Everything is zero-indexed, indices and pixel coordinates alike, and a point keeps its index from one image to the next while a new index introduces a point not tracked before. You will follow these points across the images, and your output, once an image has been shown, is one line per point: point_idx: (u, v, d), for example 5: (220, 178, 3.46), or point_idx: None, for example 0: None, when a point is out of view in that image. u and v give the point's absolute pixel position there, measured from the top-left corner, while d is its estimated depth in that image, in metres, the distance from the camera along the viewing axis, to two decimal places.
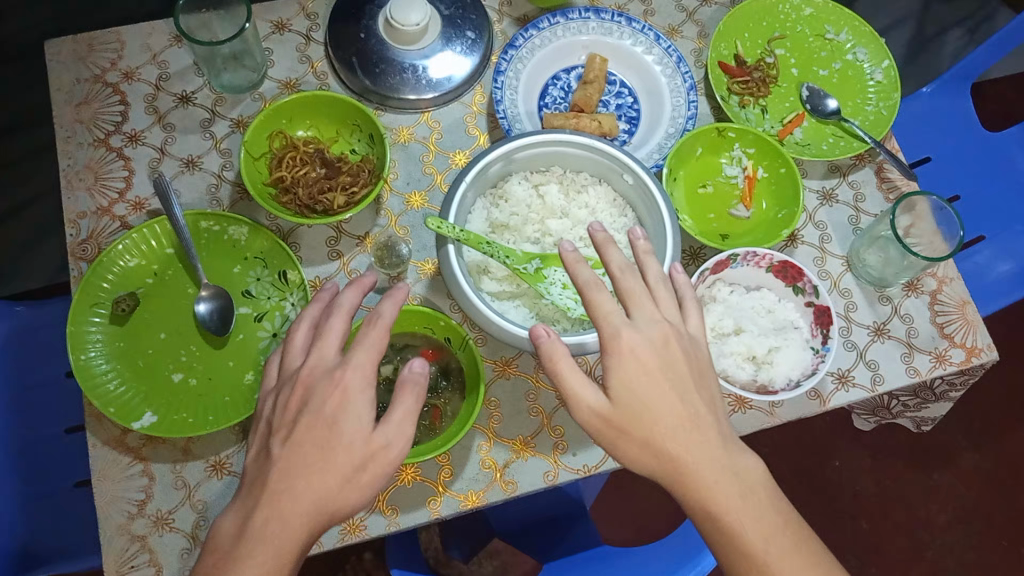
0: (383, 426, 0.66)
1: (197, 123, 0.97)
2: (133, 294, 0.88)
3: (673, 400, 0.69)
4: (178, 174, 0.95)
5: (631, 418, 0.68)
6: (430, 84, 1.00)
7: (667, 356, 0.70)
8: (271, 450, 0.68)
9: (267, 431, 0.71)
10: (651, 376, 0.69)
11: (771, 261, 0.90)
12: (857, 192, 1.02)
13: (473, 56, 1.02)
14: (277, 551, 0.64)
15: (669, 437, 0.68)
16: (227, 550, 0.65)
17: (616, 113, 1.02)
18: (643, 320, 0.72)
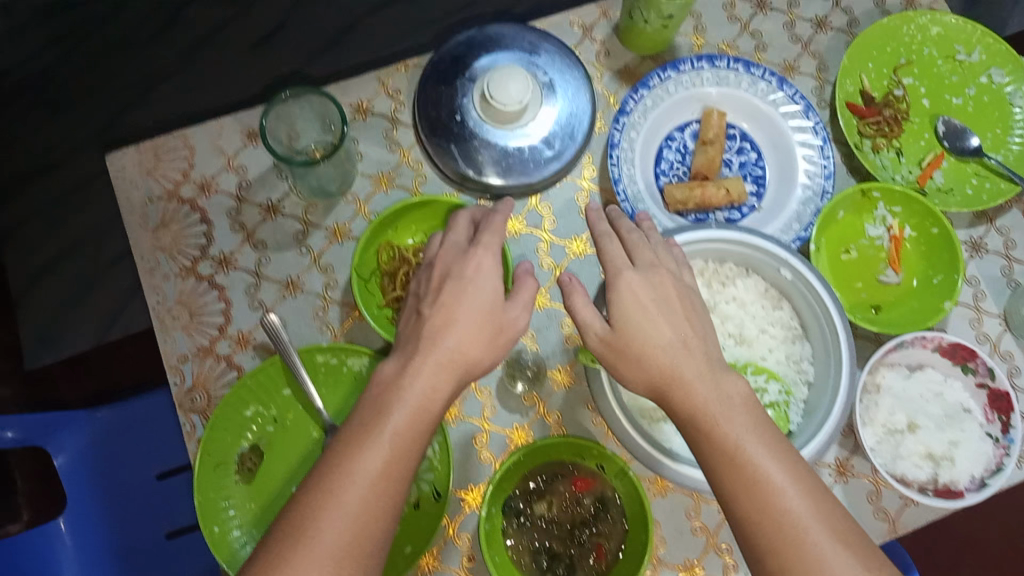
0: (512, 303, 0.70)
1: (291, 237, 0.88)
2: (257, 447, 0.81)
3: (671, 326, 0.66)
4: (280, 300, 0.86)
5: (630, 354, 0.66)
6: (537, 166, 0.90)
7: (662, 285, 0.69)
8: (422, 312, 0.68)
9: (413, 307, 0.71)
10: (649, 308, 0.67)
11: (940, 342, 0.83)
12: (1006, 238, 0.94)
13: (579, 127, 0.91)
14: (428, 400, 0.62)
15: (663, 355, 0.65)
16: (386, 391, 0.62)
17: (741, 174, 0.93)
18: (644, 257, 0.72)
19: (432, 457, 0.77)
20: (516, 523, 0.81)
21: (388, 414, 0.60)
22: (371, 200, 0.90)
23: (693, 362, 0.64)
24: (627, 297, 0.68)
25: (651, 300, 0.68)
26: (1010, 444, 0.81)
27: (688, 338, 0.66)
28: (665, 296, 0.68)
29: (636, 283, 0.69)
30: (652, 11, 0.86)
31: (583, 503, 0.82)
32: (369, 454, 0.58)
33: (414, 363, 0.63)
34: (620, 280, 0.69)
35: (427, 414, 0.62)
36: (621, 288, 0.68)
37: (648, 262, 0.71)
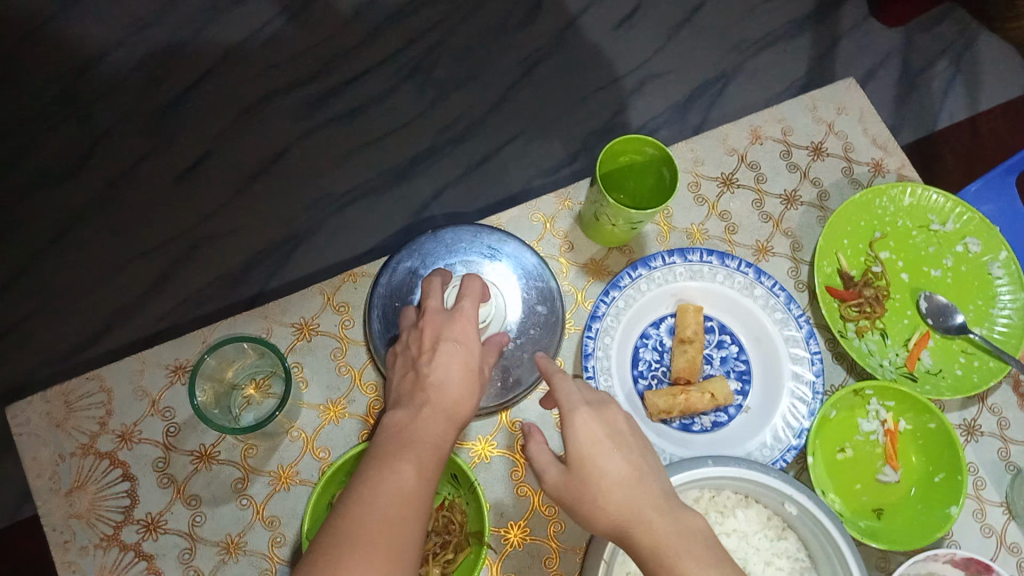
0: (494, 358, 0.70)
1: (228, 488, 0.77)
2: None
3: (626, 462, 0.64)
4: (219, 565, 0.74)
5: (582, 495, 0.64)
6: (508, 385, 0.82)
7: (611, 414, 0.68)
8: (418, 370, 0.68)
9: (404, 365, 0.71)
10: (604, 442, 0.65)
11: (952, 556, 0.76)
12: (999, 416, 0.90)
13: (549, 337, 0.84)
14: (441, 443, 0.63)
15: (617, 489, 0.63)
16: (399, 434, 0.62)
17: (724, 371, 0.88)
18: (591, 391, 0.70)
19: None
20: None
21: (409, 446, 0.61)
22: (319, 434, 0.80)
23: (652, 500, 0.63)
24: (583, 430, 0.66)
25: (605, 434, 0.66)
26: None
27: (639, 473, 0.64)
28: (618, 429, 0.67)
29: (591, 418, 0.67)
30: (620, 218, 0.81)
31: None
32: (394, 478, 0.58)
33: (425, 411, 0.64)
34: (575, 416, 0.66)
35: (440, 452, 0.62)
36: (575, 424, 0.66)
37: (597, 397, 0.70)
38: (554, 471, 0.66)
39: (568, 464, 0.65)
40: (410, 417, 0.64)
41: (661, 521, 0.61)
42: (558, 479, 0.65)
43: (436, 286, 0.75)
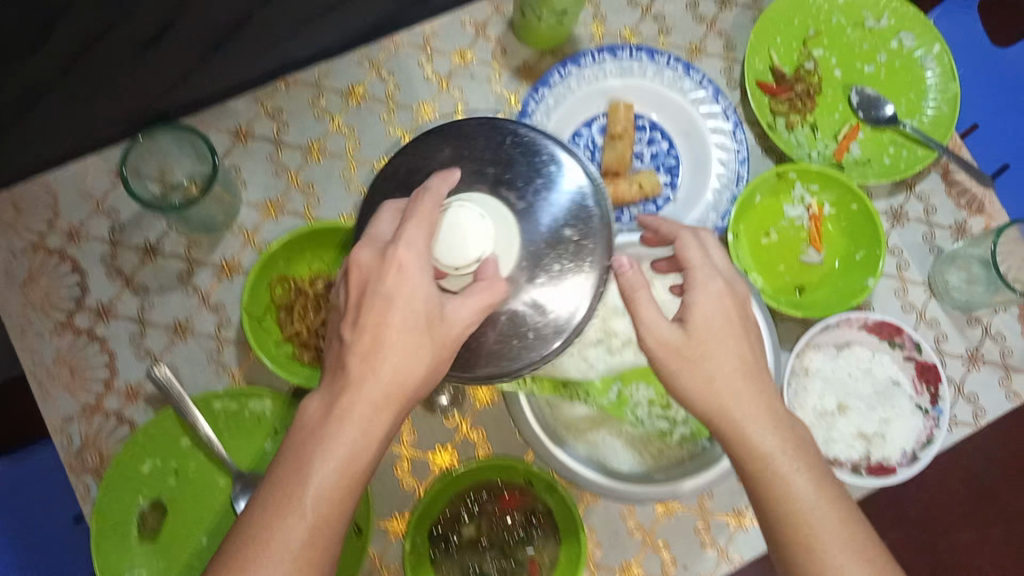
0: (452, 301, 0.55)
1: (175, 278, 0.81)
2: (158, 504, 0.76)
3: (739, 348, 0.58)
4: (170, 346, 0.80)
5: (697, 378, 0.57)
6: (553, 326, 0.59)
7: (743, 295, 0.61)
8: (342, 334, 0.55)
9: (333, 323, 0.57)
10: (734, 329, 0.59)
11: (865, 321, 0.82)
12: (926, 204, 0.91)
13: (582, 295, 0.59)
14: (360, 448, 0.52)
15: (728, 385, 0.57)
16: (306, 439, 0.52)
17: (653, 166, 0.89)
18: (727, 267, 0.62)
19: None
20: (442, 551, 0.79)
21: (309, 470, 0.50)
22: (260, 230, 0.83)
23: (758, 406, 0.57)
24: (711, 301, 0.59)
25: (734, 310, 0.60)
26: (939, 415, 0.81)
27: (754, 364, 0.59)
28: (742, 304, 0.60)
29: (726, 292, 0.60)
30: (544, 8, 0.81)
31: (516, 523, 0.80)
32: (287, 525, 0.49)
33: (367, 388, 0.52)
34: (707, 285, 0.60)
35: (357, 465, 0.51)
36: (700, 294, 0.59)
37: (731, 270, 0.62)
38: (674, 331, 0.58)
39: (687, 322, 0.59)
40: (354, 381, 0.53)
41: (762, 427, 0.56)
42: (681, 344, 0.58)
43: (386, 220, 0.58)
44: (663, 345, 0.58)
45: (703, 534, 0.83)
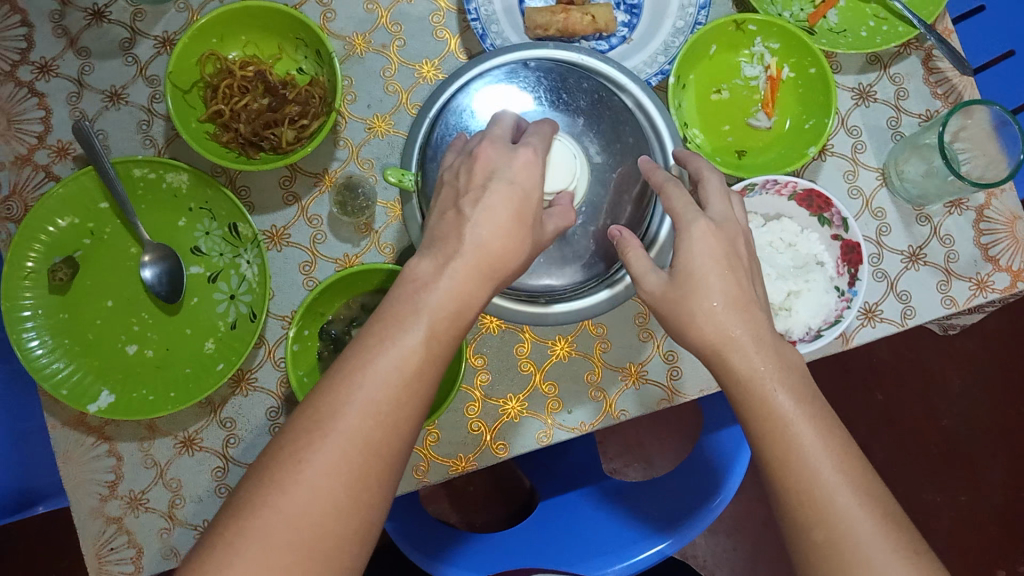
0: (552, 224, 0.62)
1: (116, 46, 0.82)
2: (70, 260, 0.78)
3: (731, 282, 0.59)
4: (103, 111, 0.82)
5: (684, 313, 0.60)
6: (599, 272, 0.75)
7: (731, 235, 0.62)
8: (461, 210, 0.58)
9: (447, 200, 0.60)
10: (720, 262, 0.60)
11: (795, 188, 0.78)
12: (899, 87, 0.86)
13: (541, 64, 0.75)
14: (458, 310, 0.55)
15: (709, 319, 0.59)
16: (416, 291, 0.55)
17: (614, 3, 0.85)
18: (718, 209, 0.63)
19: (248, 275, 0.79)
20: (329, 350, 0.78)
21: (405, 326, 0.53)
22: (205, 9, 0.83)
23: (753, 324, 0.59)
24: (700, 244, 0.60)
25: (721, 252, 0.61)
26: (853, 297, 0.77)
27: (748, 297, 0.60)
28: (736, 250, 0.61)
29: (710, 231, 0.61)
30: None
31: None
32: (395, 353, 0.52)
33: (455, 266, 0.55)
34: (691, 226, 0.61)
35: (462, 321, 0.56)
36: (694, 236, 0.61)
37: (722, 215, 0.63)
38: (662, 280, 0.62)
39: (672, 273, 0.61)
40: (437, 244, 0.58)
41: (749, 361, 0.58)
42: (666, 293, 0.61)
43: (508, 122, 0.65)
44: (650, 296, 0.63)
45: (592, 383, 0.82)
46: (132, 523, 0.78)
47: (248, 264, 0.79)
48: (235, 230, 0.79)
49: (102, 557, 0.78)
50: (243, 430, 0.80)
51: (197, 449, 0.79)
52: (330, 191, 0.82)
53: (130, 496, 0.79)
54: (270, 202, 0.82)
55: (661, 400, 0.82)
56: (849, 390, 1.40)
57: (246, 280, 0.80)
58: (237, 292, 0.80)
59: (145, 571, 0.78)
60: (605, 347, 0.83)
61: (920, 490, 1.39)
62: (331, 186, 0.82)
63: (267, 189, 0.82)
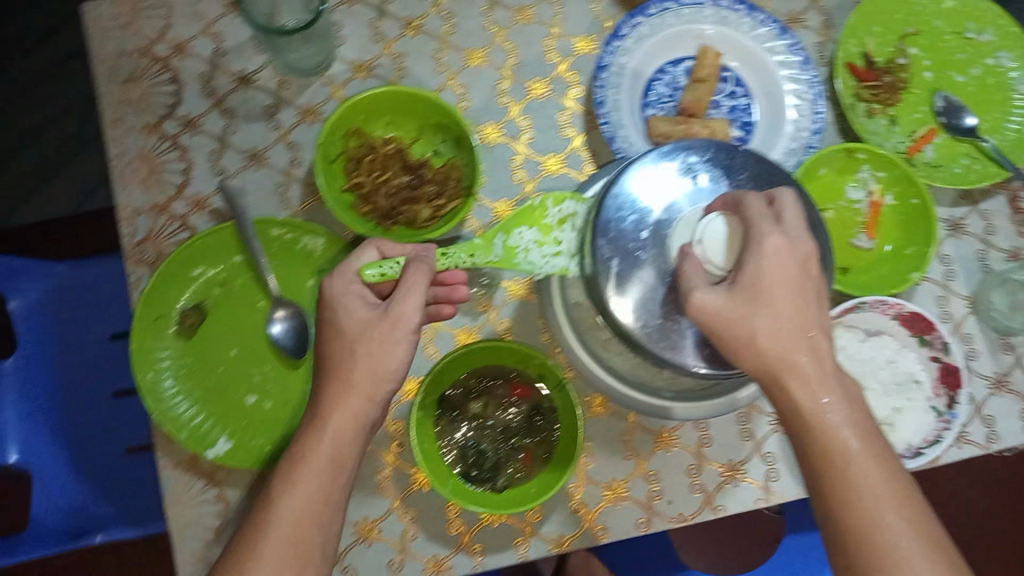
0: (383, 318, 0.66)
1: (260, 110, 0.86)
2: (199, 307, 0.81)
3: (796, 310, 0.60)
4: (242, 170, 0.85)
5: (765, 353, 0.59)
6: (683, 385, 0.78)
7: (805, 255, 0.61)
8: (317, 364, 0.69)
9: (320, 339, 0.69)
10: (792, 278, 0.60)
11: (900, 310, 0.83)
12: (987, 223, 0.92)
13: (696, 152, 0.69)
14: None
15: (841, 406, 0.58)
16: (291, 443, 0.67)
17: (730, 118, 0.90)
18: (796, 224, 0.62)
19: None
20: (447, 419, 0.83)
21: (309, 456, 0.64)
22: (347, 85, 0.88)
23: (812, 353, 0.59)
24: (774, 258, 0.60)
25: (794, 270, 0.61)
26: (953, 418, 0.81)
27: (810, 328, 0.60)
28: (808, 271, 0.61)
29: (784, 248, 0.61)
30: None
31: (518, 411, 0.84)
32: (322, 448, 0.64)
33: None
34: (764, 239, 0.61)
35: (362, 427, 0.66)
36: (766, 248, 0.60)
37: (798, 228, 0.62)
38: (720, 295, 0.60)
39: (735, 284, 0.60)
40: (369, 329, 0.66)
41: (892, 483, 0.56)
42: (724, 308, 0.60)
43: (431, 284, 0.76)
44: (706, 309, 0.60)
45: (693, 476, 0.84)
46: None
47: None
48: None
49: None
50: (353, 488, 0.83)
51: None
52: None
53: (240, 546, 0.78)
54: None
55: (758, 498, 0.84)
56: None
57: None
58: None
59: None
60: (707, 443, 0.85)
61: None
62: None
63: None
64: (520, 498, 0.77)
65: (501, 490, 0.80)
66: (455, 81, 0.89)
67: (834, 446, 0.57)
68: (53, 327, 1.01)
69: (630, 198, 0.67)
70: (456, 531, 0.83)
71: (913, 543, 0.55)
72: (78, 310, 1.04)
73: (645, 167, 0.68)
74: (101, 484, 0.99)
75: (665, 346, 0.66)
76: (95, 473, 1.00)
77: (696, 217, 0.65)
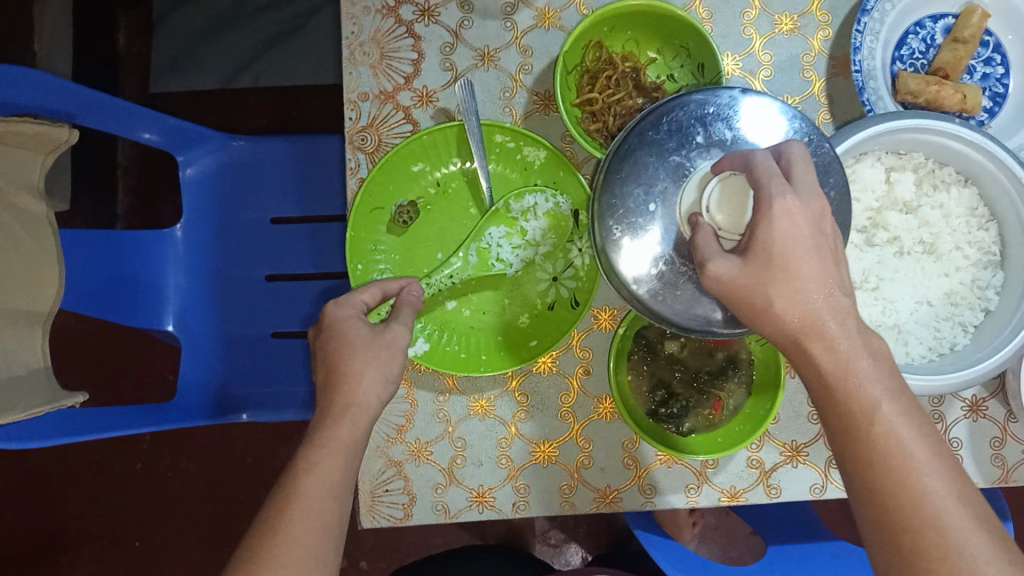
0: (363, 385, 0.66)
1: (498, 8, 0.82)
2: (414, 204, 0.79)
3: None
4: (471, 68, 0.82)
5: None
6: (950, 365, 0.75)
7: (819, 213, 0.58)
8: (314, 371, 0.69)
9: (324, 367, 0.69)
10: (806, 243, 0.57)
11: None
12: None
13: (749, 100, 0.66)
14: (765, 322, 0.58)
15: None
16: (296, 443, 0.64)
17: (981, 86, 0.85)
18: (806, 180, 0.58)
19: (578, 264, 0.80)
20: (640, 354, 0.81)
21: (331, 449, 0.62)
22: None
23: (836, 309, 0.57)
24: (783, 222, 0.56)
25: (807, 233, 0.57)
26: None
27: (834, 283, 0.57)
28: (822, 229, 0.58)
29: (793, 209, 0.57)
30: None
31: (714, 358, 0.81)
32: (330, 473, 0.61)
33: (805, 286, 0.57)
34: (775, 203, 0.56)
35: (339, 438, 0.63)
36: (777, 213, 0.56)
37: (809, 186, 0.58)
38: (732, 264, 0.57)
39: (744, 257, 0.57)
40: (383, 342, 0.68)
41: None
42: (738, 277, 0.57)
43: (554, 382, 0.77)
44: (719, 280, 0.58)
45: None
46: (412, 471, 0.79)
47: (580, 252, 0.80)
48: (573, 217, 0.80)
49: (378, 498, 0.78)
50: (535, 408, 0.80)
51: (489, 415, 0.80)
52: None
53: (416, 444, 0.79)
54: None
55: None
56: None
57: (574, 267, 0.80)
58: (561, 276, 0.81)
59: (413, 519, 0.79)
60: None
61: None
62: None
63: None
64: (706, 445, 0.77)
65: (687, 434, 0.78)
66: (701, 6, 0.84)
67: (865, 409, 0.55)
68: (217, 206, 1.03)
69: (661, 146, 0.65)
70: (631, 467, 0.80)
71: (974, 523, 0.53)
72: (239, 189, 1.03)
73: (688, 110, 0.65)
74: (249, 363, 1.01)
75: (678, 303, 0.65)
76: (242, 349, 1.01)
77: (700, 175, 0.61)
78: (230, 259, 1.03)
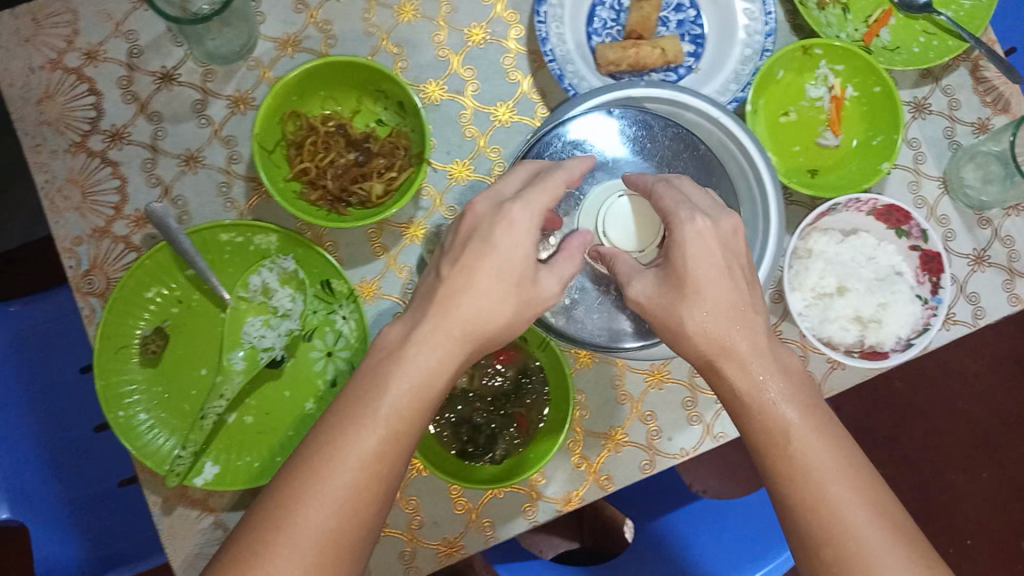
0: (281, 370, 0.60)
1: (188, 108, 0.81)
2: (160, 330, 0.78)
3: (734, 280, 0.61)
4: (179, 176, 0.80)
5: (683, 317, 0.62)
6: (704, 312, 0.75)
7: (728, 229, 0.63)
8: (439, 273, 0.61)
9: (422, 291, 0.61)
10: (718, 259, 0.62)
11: (873, 205, 0.81)
12: (951, 98, 0.89)
13: (616, 115, 0.77)
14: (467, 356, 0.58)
15: None
16: (387, 359, 0.57)
17: (679, 34, 0.86)
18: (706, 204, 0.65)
19: (345, 332, 0.79)
20: None
21: (384, 393, 0.55)
22: (275, 65, 0.82)
23: (749, 334, 0.60)
24: (695, 241, 0.61)
25: (718, 251, 0.62)
26: (938, 305, 0.80)
27: (746, 308, 0.60)
28: (735, 249, 0.63)
29: (706, 230, 0.62)
30: None
31: (506, 376, 0.82)
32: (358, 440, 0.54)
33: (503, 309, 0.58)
34: (686, 226, 0.62)
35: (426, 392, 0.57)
36: (688, 234, 0.61)
37: (713, 208, 0.65)
38: (653, 286, 0.64)
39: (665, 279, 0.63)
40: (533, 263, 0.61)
41: None
42: (656, 297, 0.63)
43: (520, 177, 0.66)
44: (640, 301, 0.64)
45: (689, 409, 0.83)
46: None
47: (344, 319, 0.79)
48: (328, 286, 0.78)
49: None
50: None
51: None
52: (420, 241, 0.82)
53: None
54: (359, 255, 0.82)
55: None
56: (869, 393, 1.49)
57: (342, 336, 0.79)
58: (334, 349, 0.80)
59: None
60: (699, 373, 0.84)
61: (946, 475, 1.49)
62: (421, 236, 0.82)
63: (356, 243, 0.81)
64: (523, 465, 0.76)
65: (501, 460, 0.78)
66: (389, 42, 0.84)
67: None
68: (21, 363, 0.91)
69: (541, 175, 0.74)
70: (462, 509, 0.80)
71: None
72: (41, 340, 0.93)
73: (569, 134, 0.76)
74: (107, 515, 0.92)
75: (618, 334, 0.76)
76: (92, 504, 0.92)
77: (595, 203, 0.75)
78: (49, 423, 0.92)
